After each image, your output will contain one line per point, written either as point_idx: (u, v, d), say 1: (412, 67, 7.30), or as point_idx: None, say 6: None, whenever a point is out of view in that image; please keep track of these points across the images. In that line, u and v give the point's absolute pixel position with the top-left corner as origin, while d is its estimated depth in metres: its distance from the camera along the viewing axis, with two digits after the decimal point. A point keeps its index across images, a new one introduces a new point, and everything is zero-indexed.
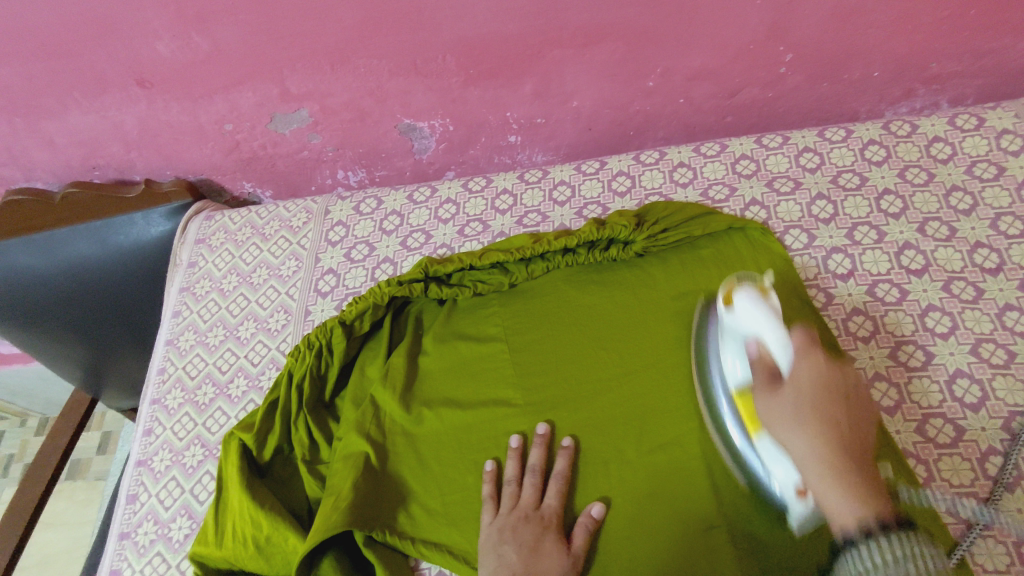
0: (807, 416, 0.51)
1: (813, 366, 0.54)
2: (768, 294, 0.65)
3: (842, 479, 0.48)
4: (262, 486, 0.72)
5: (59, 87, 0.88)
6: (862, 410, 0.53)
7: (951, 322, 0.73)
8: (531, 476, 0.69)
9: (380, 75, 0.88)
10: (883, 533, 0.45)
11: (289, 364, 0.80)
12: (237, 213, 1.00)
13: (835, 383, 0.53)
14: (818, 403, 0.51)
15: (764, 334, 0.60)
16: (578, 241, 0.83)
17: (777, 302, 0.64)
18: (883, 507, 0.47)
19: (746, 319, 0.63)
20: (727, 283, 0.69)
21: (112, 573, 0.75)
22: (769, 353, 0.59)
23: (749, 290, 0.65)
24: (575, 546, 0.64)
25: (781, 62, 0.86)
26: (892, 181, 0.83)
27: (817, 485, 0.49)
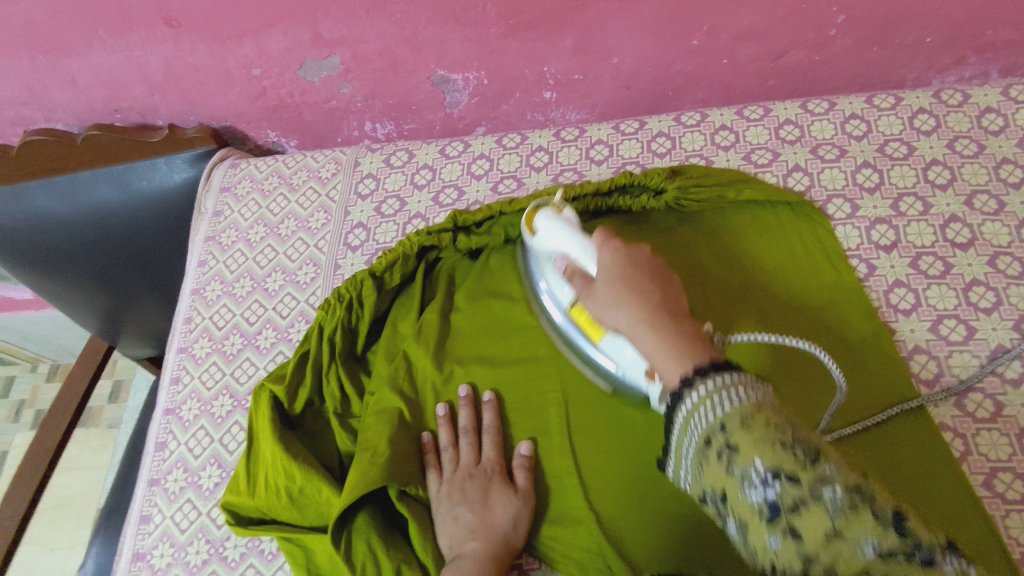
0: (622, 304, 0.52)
1: (614, 256, 0.56)
2: (563, 209, 0.68)
3: (661, 333, 0.48)
4: (294, 438, 0.72)
5: (83, 24, 0.85)
6: (669, 288, 0.53)
7: (994, 296, 0.72)
8: (465, 436, 0.70)
9: (417, 22, 0.85)
10: (710, 372, 0.42)
11: (320, 317, 0.78)
12: (263, 161, 0.98)
13: (631, 267, 0.55)
14: (622, 276, 0.54)
15: (569, 247, 0.63)
16: (611, 184, 0.82)
17: (572, 212, 0.68)
18: (704, 353, 0.45)
19: (550, 239, 0.65)
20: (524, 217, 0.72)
21: (142, 519, 0.75)
22: (578, 263, 0.61)
23: (545, 208, 0.68)
24: (521, 486, 0.67)
25: (832, 24, 0.84)
26: (941, 151, 0.81)
27: (641, 342, 0.50)
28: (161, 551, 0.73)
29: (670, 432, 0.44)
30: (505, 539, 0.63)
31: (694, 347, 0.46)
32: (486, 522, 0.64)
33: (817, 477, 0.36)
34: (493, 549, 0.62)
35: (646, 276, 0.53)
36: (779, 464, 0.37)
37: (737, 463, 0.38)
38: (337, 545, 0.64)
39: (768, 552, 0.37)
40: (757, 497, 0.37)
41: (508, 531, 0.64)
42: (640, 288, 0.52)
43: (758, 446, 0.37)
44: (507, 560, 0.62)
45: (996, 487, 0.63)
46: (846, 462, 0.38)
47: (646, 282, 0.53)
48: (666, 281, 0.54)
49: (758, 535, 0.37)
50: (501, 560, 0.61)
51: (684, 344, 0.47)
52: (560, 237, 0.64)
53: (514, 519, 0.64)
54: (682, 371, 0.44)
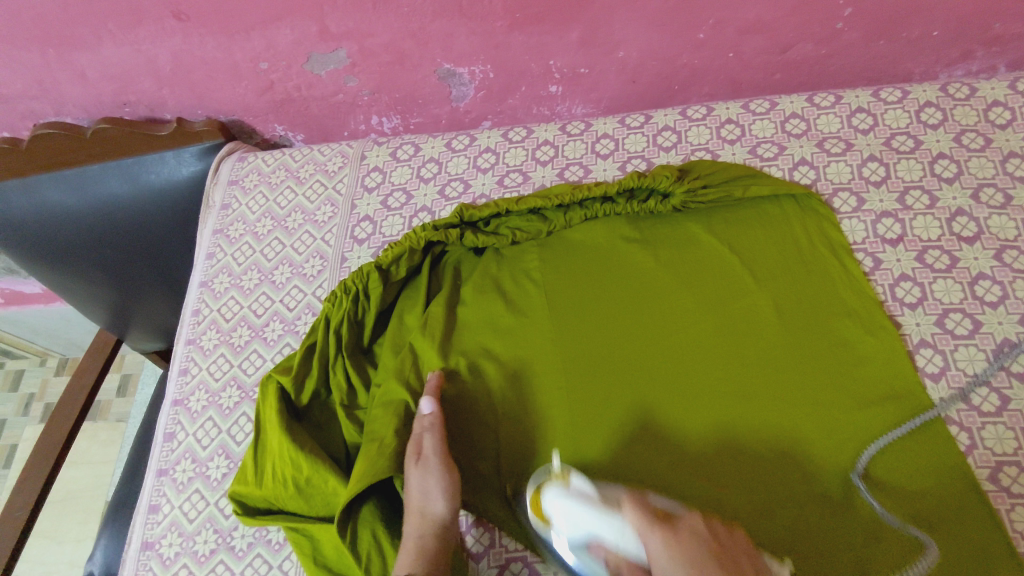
0: None
1: (670, 548, 0.51)
2: (570, 479, 0.60)
3: None
4: (301, 429, 0.72)
5: (92, 17, 0.86)
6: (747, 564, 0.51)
7: (1001, 291, 0.72)
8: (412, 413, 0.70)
9: (424, 15, 0.85)
10: None
11: (326, 309, 0.79)
12: (270, 155, 0.98)
13: (709, 560, 0.49)
14: (705, 565, 0.49)
15: (603, 533, 0.55)
16: (618, 188, 0.82)
17: (580, 479, 0.60)
18: None
19: (569, 526, 0.57)
20: (529, 497, 0.62)
21: (151, 508, 0.76)
22: (617, 556, 0.55)
23: (552, 486, 0.60)
24: (427, 454, 0.65)
25: (839, 17, 0.83)
26: (948, 145, 0.81)
27: None
28: (169, 540, 0.73)
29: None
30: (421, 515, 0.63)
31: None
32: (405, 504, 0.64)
33: None
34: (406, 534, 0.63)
35: (717, 562, 0.50)
36: None
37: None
38: (344, 535, 0.65)
39: None
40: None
41: (419, 508, 0.63)
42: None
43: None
44: (422, 538, 0.62)
45: (1002, 481, 0.63)
46: None
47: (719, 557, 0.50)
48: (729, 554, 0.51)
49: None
50: (418, 541, 0.62)
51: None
52: (583, 518, 0.56)
53: (420, 492, 0.64)
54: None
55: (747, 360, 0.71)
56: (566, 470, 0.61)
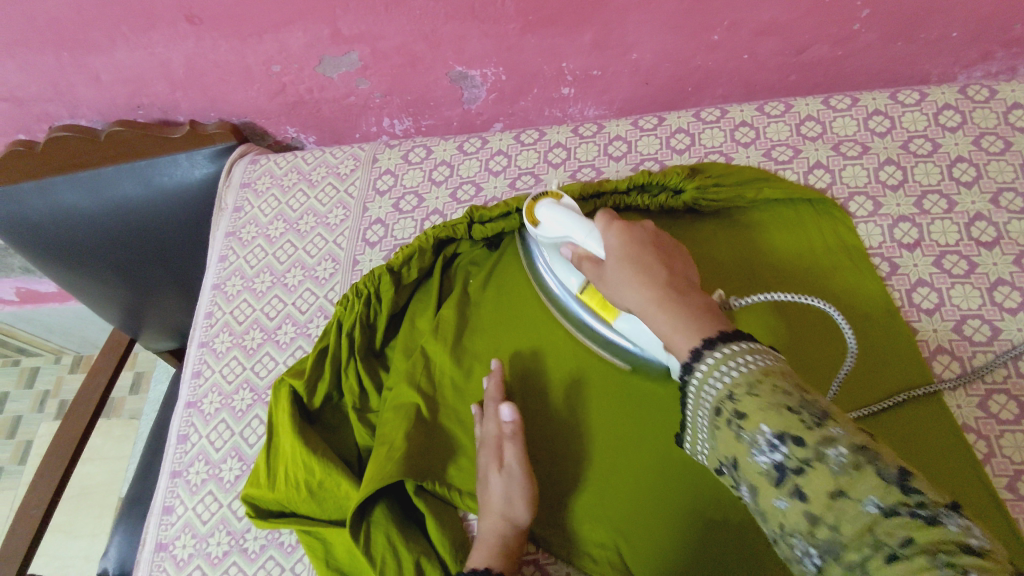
0: (635, 281, 0.53)
1: (618, 235, 0.58)
2: (561, 199, 0.71)
3: (673, 306, 0.48)
4: (313, 433, 0.72)
5: (106, 21, 0.86)
6: (678, 267, 0.54)
7: (1021, 296, 0.71)
8: (487, 408, 0.69)
9: (436, 18, 0.85)
10: (724, 343, 0.43)
11: (338, 313, 0.79)
12: (282, 157, 0.99)
13: (635, 237, 0.57)
14: (638, 256, 0.55)
15: (575, 232, 0.65)
16: (630, 184, 0.82)
17: (568, 202, 0.71)
18: (718, 324, 0.45)
19: (554, 228, 0.68)
20: (529, 206, 0.73)
21: (165, 510, 0.76)
22: (585, 246, 0.63)
23: (543, 200, 0.71)
24: (508, 462, 0.64)
25: (856, 19, 0.82)
26: (966, 148, 0.80)
27: (655, 320, 0.49)
28: (183, 542, 0.74)
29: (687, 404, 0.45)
30: (508, 521, 0.62)
31: (697, 314, 0.47)
32: (485, 501, 0.64)
33: (822, 439, 0.36)
34: (487, 533, 0.62)
35: (653, 255, 0.54)
36: (785, 428, 0.37)
37: (747, 429, 0.39)
38: (356, 539, 0.65)
39: (778, 514, 0.37)
40: (765, 459, 0.38)
41: (503, 508, 0.62)
42: (644, 269, 0.53)
43: (762, 408, 0.38)
44: (510, 540, 0.61)
45: (1020, 490, 0.62)
46: (857, 425, 0.37)
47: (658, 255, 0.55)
48: (671, 256, 0.55)
49: (769, 498, 0.38)
50: (502, 541, 0.61)
51: (696, 309, 0.47)
52: (561, 223, 0.67)
53: (506, 495, 0.63)
54: (700, 337, 0.44)
55: None
56: (560, 198, 0.72)
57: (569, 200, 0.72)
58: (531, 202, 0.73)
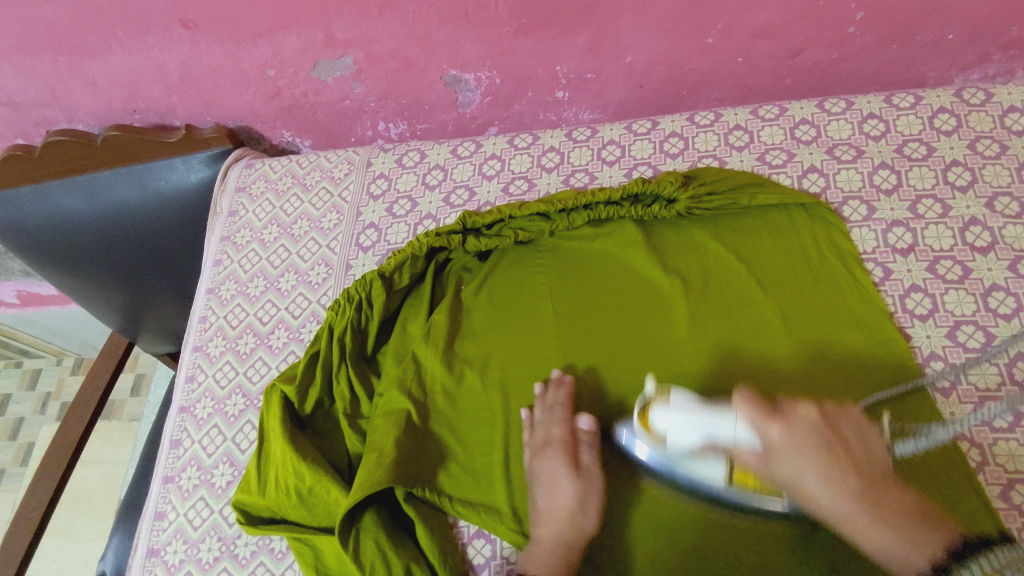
0: (828, 474, 0.52)
1: (784, 433, 0.53)
2: (673, 392, 0.60)
3: (876, 522, 0.50)
4: (304, 438, 0.72)
5: (102, 26, 0.86)
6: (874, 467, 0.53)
7: (1016, 302, 0.70)
8: (554, 412, 0.68)
9: (429, 22, 0.85)
10: (975, 556, 0.46)
11: (329, 318, 0.79)
12: (277, 161, 0.99)
13: (819, 430, 0.53)
14: (817, 438, 0.53)
15: (716, 428, 0.56)
16: (622, 194, 0.81)
17: (682, 392, 0.60)
18: (942, 536, 0.49)
19: (679, 436, 0.58)
20: (638, 417, 0.63)
21: (157, 515, 0.77)
22: (739, 446, 0.56)
23: (657, 404, 0.60)
24: (586, 465, 0.66)
25: (851, 21, 0.82)
26: (962, 152, 0.79)
27: (866, 533, 0.50)
28: (174, 547, 0.74)
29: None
30: (572, 525, 0.62)
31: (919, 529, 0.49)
32: (551, 506, 0.63)
33: None
34: (558, 537, 0.61)
35: (839, 460, 0.52)
36: None
37: None
38: (346, 546, 0.65)
39: None
40: None
41: (578, 516, 0.63)
42: (841, 473, 0.52)
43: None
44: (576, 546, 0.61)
45: (1013, 499, 0.61)
46: None
47: (832, 442, 0.53)
48: (840, 433, 0.54)
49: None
50: (568, 548, 0.61)
51: (901, 522, 0.50)
52: (688, 432, 0.58)
53: (578, 503, 0.63)
54: (927, 558, 0.48)
55: (749, 366, 0.70)
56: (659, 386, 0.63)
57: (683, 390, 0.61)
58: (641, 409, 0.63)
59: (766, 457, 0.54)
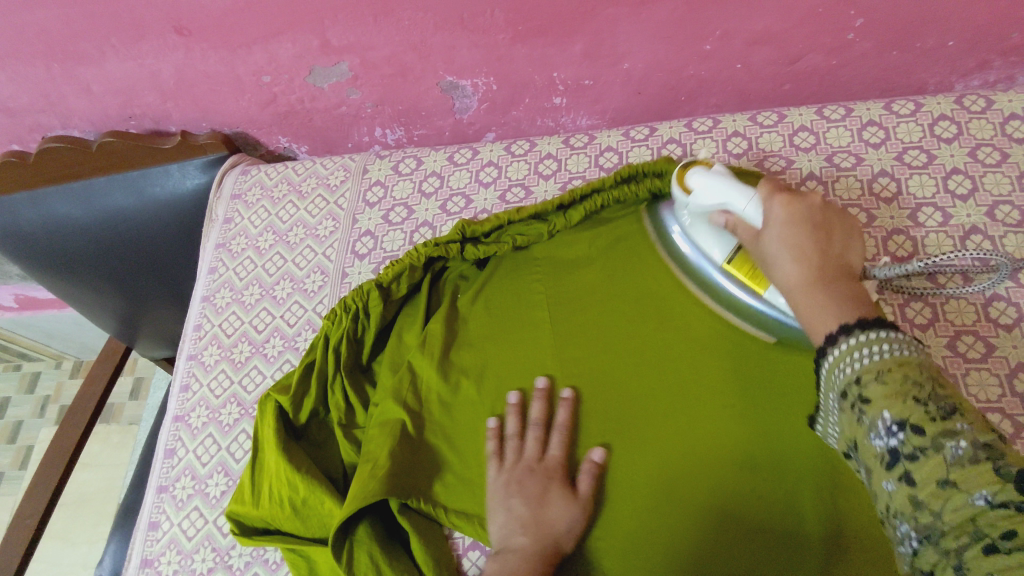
0: (796, 243, 0.53)
1: (784, 207, 0.55)
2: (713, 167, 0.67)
3: (828, 292, 0.49)
4: (298, 449, 0.72)
5: (96, 33, 0.86)
6: (838, 251, 0.52)
7: (1016, 312, 0.69)
8: (534, 430, 0.68)
9: (425, 28, 0.84)
10: (869, 326, 0.44)
11: (325, 328, 0.78)
12: (273, 168, 0.98)
13: (805, 221, 0.54)
14: (804, 226, 0.53)
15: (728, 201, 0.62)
16: (613, 177, 0.82)
17: (723, 168, 0.65)
18: (863, 310, 0.47)
19: (705, 194, 0.64)
20: (676, 173, 0.70)
21: (151, 525, 0.76)
22: (739, 217, 0.60)
23: (697, 166, 0.67)
24: (581, 491, 0.64)
25: (850, 28, 0.81)
26: (962, 160, 0.78)
27: (803, 299, 0.50)
28: (169, 558, 0.74)
29: (821, 386, 0.48)
30: (556, 543, 0.62)
31: (848, 303, 0.48)
32: (534, 520, 0.63)
33: (944, 431, 0.38)
34: (540, 550, 0.61)
35: (811, 231, 0.53)
36: (906, 416, 0.39)
37: (868, 413, 0.42)
38: (339, 558, 0.64)
39: (885, 495, 0.40)
40: (881, 443, 0.41)
41: (561, 534, 0.63)
42: (805, 245, 0.52)
43: (886, 396, 0.41)
44: (554, 562, 0.61)
45: None
46: (986, 423, 0.38)
47: (818, 229, 0.53)
48: (830, 227, 0.54)
49: (879, 479, 0.41)
50: (544, 561, 0.60)
51: (847, 302, 0.47)
52: (712, 192, 0.63)
53: (569, 523, 0.63)
54: (835, 321, 0.46)
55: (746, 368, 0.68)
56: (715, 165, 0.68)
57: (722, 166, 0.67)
58: (682, 170, 0.69)
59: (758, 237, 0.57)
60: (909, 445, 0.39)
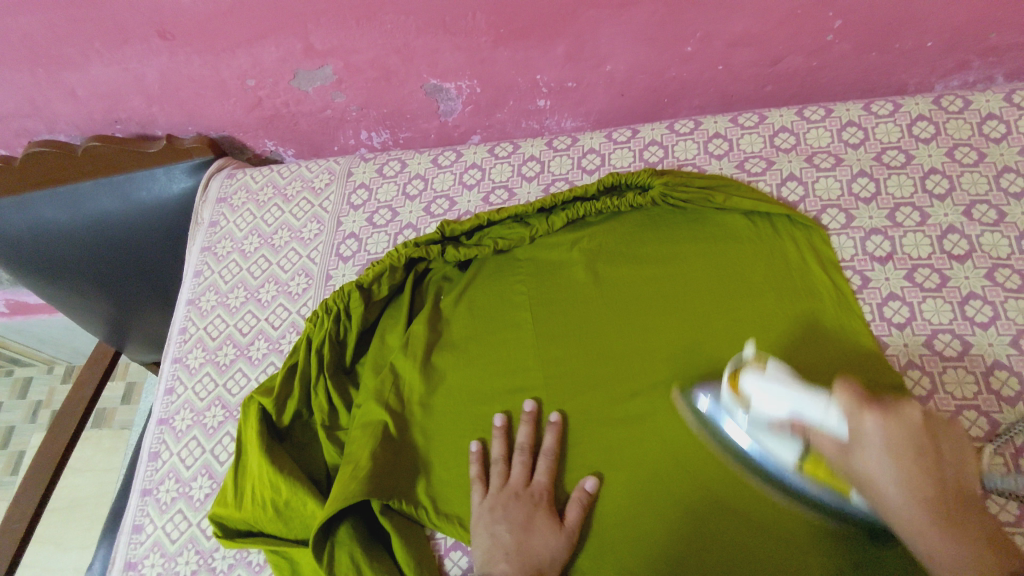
0: (901, 472, 0.51)
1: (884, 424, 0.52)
2: (769, 365, 0.59)
3: (948, 527, 0.49)
4: (281, 450, 0.72)
5: (79, 38, 0.86)
6: (951, 466, 0.52)
7: (992, 311, 0.70)
8: (520, 454, 0.68)
9: (407, 32, 0.85)
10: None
11: (308, 330, 0.79)
12: (259, 171, 0.99)
13: (919, 442, 0.52)
14: (910, 462, 0.51)
15: (806, 411, 0.55)
16: (596, 185, 0.83)
17: (779, 365, 0.59)
18: (1000, 560, 0.47)
19: (768, 405, 0.57)
20: (727, 378, 0.63)
21: (134, 528, 0.76)
22: (818, 433, 0.55)
23: (750, 369, 0.59)
24: (569, 520, 0.63)
25: (829, 29, 0.82)
26: (939, 160, 0.79)
27: (919, 529, 0.50)
28: (152, 561, 0.74)
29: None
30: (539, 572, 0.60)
31: (965, 537, 0.49)
32: (522, 548, 0.62)
33: None
34: None
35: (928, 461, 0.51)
36: None
37: None
38: (320, 559, 0.64)
39: None
40: None
41: (545, 563, 0.61)
42: (924, 468, 0.51)
43: None
44: None
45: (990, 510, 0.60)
46: None
47: (923, 449, 0.52)
48: (938, 450, 0.52)
49: None
50: None
51: (972, 539, 0.49)
52: (782, 404, 0.56)
53: (553, 552, 0.62)
54: (973, 551, 0.48)
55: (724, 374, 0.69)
56: (766, 361, 0.61)
57: (779, 364, 0.59)
58: (732, 373, 0.63)
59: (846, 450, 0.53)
60: None
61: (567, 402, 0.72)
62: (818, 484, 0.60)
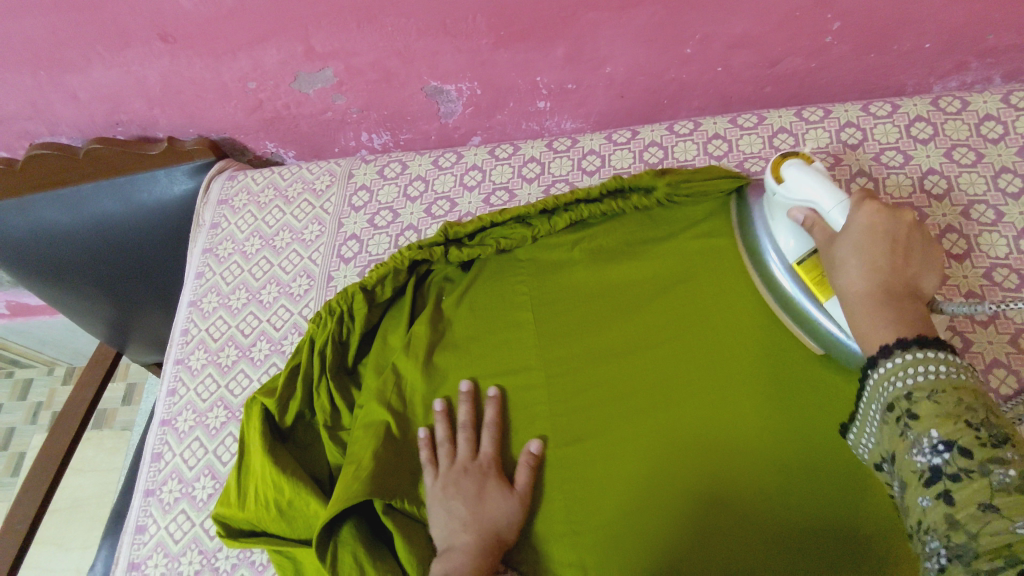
0: (863, 256, 0.52)
1: (871, 217, 0.54)
2: (814, 162, 0.64)
3: (883, 301, 0.50)
4: (284, 451, 0.72)
5: (81, 41, 0.87)
6: (915, 267, 0.53)
7: (990, 310, 0.70)
8: (464, 431, 0.70)
9: (408, 34, 0.85)
10: (925, 345, 0.45)
11: (311, 331, 0.80)
12: (260, 173, 0.99)
13: (889, 243, 0.53)
14: (878, 245, 0.52)
15: (822, 201, 0.59)
16: (601, 190, 0.83)
17: (822, 167, 0.64)
18: (917, 327, 0.48)
19: (795, 189, 0.62)
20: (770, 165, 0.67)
21: (138, 529, 0.77)
22: (823, 219, 0.58)
23: (795, 158, 0.64)
24: (519, 483, 0.67)
25: (827, 31, 0.82)
26: (938, 160, 0.80)
27: (858, 309, 0.51)
28: (156, 561, 0.74)
29: (862, 398, 0.49)
30: (498, 535, 0.64)
31: (906, 315, 0.49)
32: (477, 516, 0.64)
33: (989, 455, 0.39)
34: (484, 543, 0.62)
35: (889, 248, 0.52)
36: (952, 436, 0.41)
37: (915, 429, 0.43)
38: (323, 558, 0.65)
39: (919, 509, 0.42)
40: (923, 459, 0.42)
41: (502, 526, 0.64)
42: (877, 254, 0.52)
43: (939, 415, 0.42)
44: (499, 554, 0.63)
45: None
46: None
47: (897, 248, 0.52)
48: (911, 251, 0.53)
49: (915, 493, 0.42)
50: (485, 550, 0.62)
51: (906, 312, 0.49)
52: (809, 185, 0.61)
53: (509, 516, 0.65)
54: (893, 335, 0.47)
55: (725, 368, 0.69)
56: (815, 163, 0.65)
57: (820, 164, 0.64)
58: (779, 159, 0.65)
59: (833, 237, 0.56)
60: (952, 461, 0.40)
61: (571, 400, 0.72)
62: (795, 281, 0.65)
